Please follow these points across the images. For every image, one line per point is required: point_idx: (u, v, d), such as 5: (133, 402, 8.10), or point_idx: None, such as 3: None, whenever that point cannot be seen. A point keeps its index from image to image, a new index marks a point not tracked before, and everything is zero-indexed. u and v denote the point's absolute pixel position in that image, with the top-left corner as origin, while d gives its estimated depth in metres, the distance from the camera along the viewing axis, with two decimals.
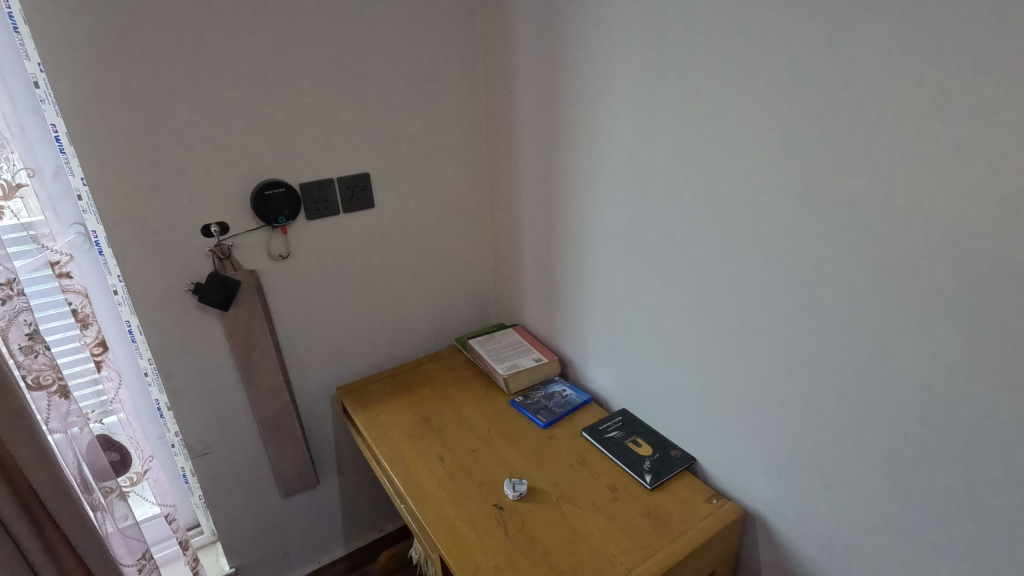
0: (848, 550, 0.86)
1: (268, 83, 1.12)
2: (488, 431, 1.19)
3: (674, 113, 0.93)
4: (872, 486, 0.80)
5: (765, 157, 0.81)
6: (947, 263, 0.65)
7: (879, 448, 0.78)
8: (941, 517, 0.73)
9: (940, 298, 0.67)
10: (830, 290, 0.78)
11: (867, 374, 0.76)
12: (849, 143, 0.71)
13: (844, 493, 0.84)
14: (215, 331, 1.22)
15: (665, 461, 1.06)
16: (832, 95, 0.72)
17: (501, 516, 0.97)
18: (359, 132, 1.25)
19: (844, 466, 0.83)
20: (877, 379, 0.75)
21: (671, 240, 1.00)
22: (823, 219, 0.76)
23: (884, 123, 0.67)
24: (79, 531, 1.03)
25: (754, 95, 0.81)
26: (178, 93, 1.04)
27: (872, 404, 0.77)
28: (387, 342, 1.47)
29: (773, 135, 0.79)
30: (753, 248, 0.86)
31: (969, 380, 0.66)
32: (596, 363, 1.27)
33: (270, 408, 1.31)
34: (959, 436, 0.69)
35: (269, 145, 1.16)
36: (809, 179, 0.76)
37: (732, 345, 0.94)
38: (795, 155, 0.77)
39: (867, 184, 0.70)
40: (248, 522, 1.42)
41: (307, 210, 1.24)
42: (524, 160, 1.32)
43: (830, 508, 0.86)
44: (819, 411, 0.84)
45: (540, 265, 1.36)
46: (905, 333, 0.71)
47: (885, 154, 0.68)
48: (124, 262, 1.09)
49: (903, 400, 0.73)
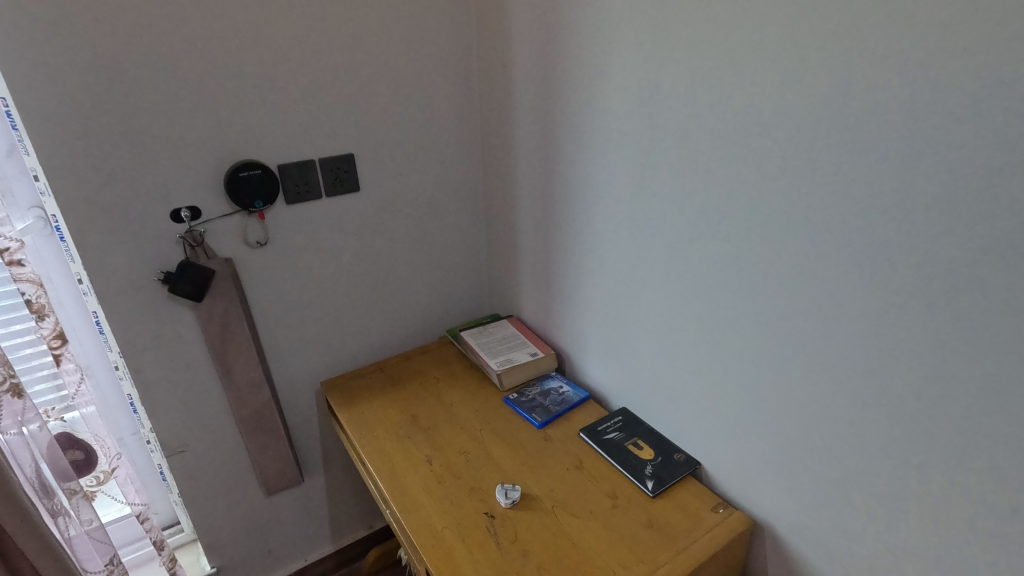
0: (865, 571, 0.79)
1: (238, 55, 1.02)
2: (479, 431, 1.12)
3: (680, 90, 0.84)
4: (893, 506, 0.73)
5: (781, 140, 0.72)
6: (994, 262, 0.57)
7: (901, 465, 0.70)
8: (971, 544, 0.66)
9: (984, 302, 0.59)
10: (852, 289, 0.70)
11: (889, 384, 0.69)
12: (879, 127, 0.62)
13: (862, 510, 0.77)
14: (188, 323, 1.14)
15: (667, 466, 0.99)
16: (861, 70, 0.63)
17: (491, 526, 0.91)
18: (342, 110, 1.16)
19: (862, 482, 0.76)
20: (901, 390, 0.68)
21: (677, 230, 0.91)
22: (846, 210, 0.68)
23: (923, 103, 0.58)
24: (34, 542, 0.93)
25: (772, 70, 0.71)
26: (136, 65, 0.95)
27: (894, 417, 0.69)
28: (374, 334, 1.39)
29: (791, 115, 0.70)
30: (765, 241, 0.78)
31: (1013, 396, 0.59)
32: (594, 359, 1.19)
33: (249, 404, 1.24)
34: (997, 458, 0.61)
35: (242, 122, 1.07)
36: (831, 166, 0.68)
37: (740, 346, 0.87)
38: (816, 138, 0.69)
39: (898, 172, 0.62)
40: (230, 521, 1.37)
41: (286, 193, 1.16)
42: (520, 142, 1.23)
43: (845, 525, 0.79)
44: (834, 421, 0.77)
45: (537, 253, 1.28)
46: (938, 341, 0.63)
47: (923, 138, 0.59)
48: (84, 249, 1.00)
49: (933, 416, 0.65)
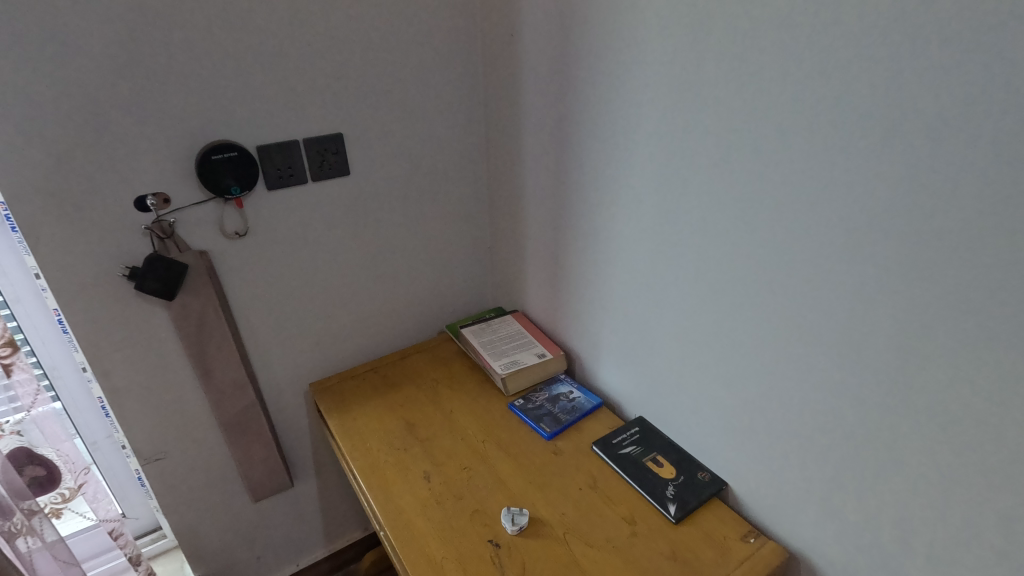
0: None
1: (209, 20, 0.89)
2: (482, 443, 1.02)
3: (723, 63, 0.72)
4: (963, 553, 0.63)
5: (850, 123, 0.61)
6: None
7: (980, 508, 0.60)
8: None
9: None
10: (931, 304, 0.59)
11: (972, 416, 0.58)
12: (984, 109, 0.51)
13: (922, 554, 0.67)
14: (160, 322, 1.03)
15: (691, 487, 0.90)
16: (970, 34, 0.50)
17: (496, 557, 0.81)
18: (329, 84, 1.03)
19: (925, 521, 0.66)
20: (985, 422, 0.57)
21: (710, 226, 0.80)
22: (931, 208, 0.56)
23: None
24: None
25: (843, 38, 0.59)
26: (89, 27, 0.82)
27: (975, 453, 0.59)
28: (367, 330, 1.29)
29: (866, 93, 0.59)
30: (821, 244, 0.67)
31: None
32: (609, 363, 1.09)
33: (231, 408, 1.14)
34: None
35: (216, 97, 0.94)
36: (914, 155, 0.56)
37: (782, 360, 0.76)
38: (896, 122, 0.57)
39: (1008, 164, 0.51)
40: (214, 528, 1.28)
41: (267, 177, 1.04)
42: (529, 121, 1.10)
43: (899, 567, 0.70)
44: (893, 452, 0.66)
45: (546, 245, 1.17)
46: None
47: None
48: (36, 243, 0.88)
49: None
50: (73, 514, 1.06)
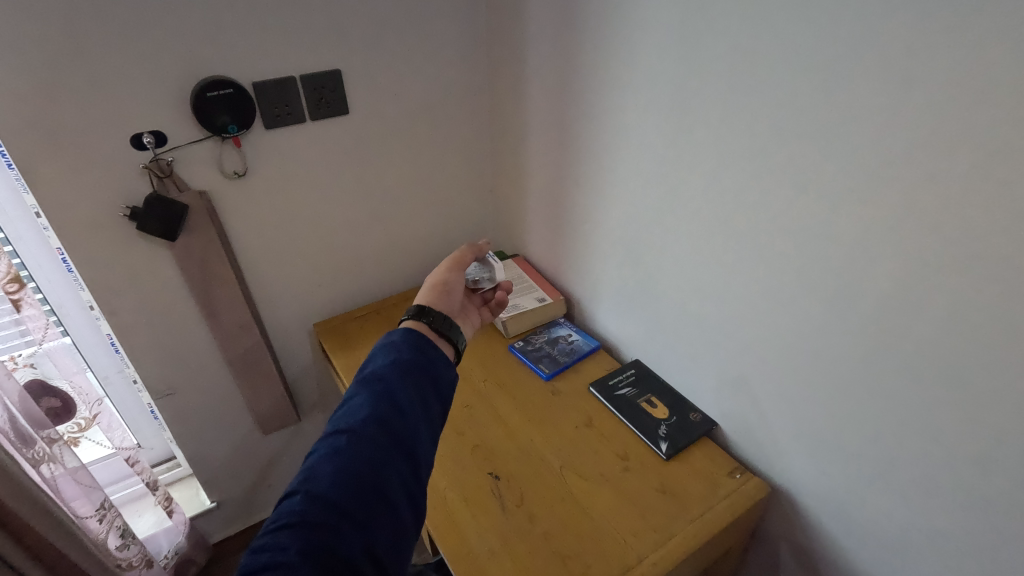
0: (866, 550, 0.76)
1: None
2: (483, 382, 1.05)
3: (733, 10, 0.68)
4: (918, 498, 0.67)
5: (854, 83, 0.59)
6: None
7: (931, 459, 0.64)
8: (991, 551, 0.61)
9: None
10: (941, 264, 0.57)
11: (971, 378, 0.58)
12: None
13: (880, 493, 0.72)
14: (164, 262, 1.04)
15: (683, 427, 0.94)
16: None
17: (494, 487, 0.86)
18: (326, 24, 0.99)
19: (914, 478, 0.67)
20: (986, 386, 0.57)
21: (709, 176, 0.79)
22: (953, 164, 0.53)
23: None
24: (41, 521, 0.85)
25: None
26: None
27: (975, 414, 0.58)
28: (369, 272, 1.30)
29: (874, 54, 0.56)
30: (827, 197, 0.65)
31: None
32: (607, 308, 1.11)
33: (239, 347, 1.17)
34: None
35: (210, 37, 0.90)
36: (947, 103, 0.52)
37: (775, 313, 0.77)
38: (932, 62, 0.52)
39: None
40: (227, 459, 1.34)
41: (265, 115, 1.00)
42: (532, 62, 1.06)
43: (862, 503, 0.75)
44: (862, 398, 0.69)
45: (547, 191, 1.16)
46: (997, 342, 0.54)
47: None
48: (35, 184, 0.87)
49: (975, 417, 0.58)
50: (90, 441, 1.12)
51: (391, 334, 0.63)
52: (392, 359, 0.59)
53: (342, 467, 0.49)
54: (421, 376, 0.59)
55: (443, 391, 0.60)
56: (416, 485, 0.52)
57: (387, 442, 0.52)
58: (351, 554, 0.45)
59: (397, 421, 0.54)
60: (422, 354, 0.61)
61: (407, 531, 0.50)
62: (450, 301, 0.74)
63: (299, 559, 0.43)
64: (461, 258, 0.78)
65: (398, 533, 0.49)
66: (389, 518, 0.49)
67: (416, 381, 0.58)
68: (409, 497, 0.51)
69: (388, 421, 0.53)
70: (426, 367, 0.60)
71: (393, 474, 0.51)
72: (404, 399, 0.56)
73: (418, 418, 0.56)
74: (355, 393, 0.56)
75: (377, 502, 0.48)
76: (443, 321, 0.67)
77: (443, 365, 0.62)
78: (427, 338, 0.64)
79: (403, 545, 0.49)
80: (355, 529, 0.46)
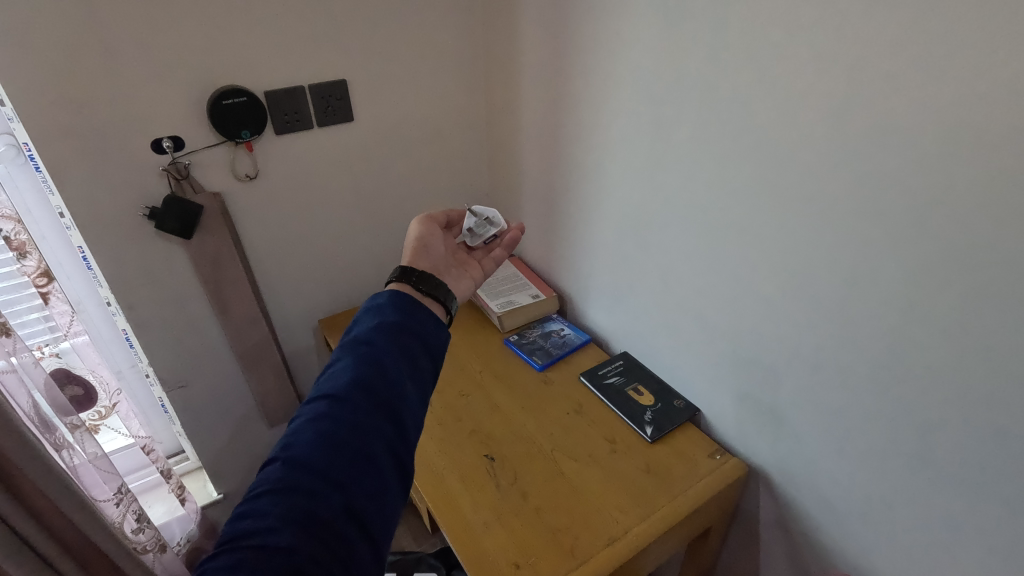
0: (835, 521, 0.83)
1: None
2: (480, 372, 1.12)
3: (705, 27, 0.75)
4: (879, 468, 0.74)
5: (811, 92, 0.66)
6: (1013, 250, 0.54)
7: (890, 430, 0.71)
8: (943, 511, 0.68)
9: (985, 290, 0.57)
10: (889, 253, 0.64)
11: (919, 355, 0.64)
12: (955, 62, 0.53)
13: (846, 466, 0.78)
14: (179, 260, 1.10)
15: (667, 412, 1.00)
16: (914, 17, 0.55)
17: (490, 468, 0.92)
18: (334, 38, 1.06)
19: (878, 448, 0.73)
20: (932, 361, 0.63)
21: (688, 178, 0.86)
22: (898, 163, 0.60)
23: (962, 72, 0.53)
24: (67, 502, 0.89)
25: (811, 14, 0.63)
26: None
27: (924, 387, 0.65)
28: (371, 271, 1.37)
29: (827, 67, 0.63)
30: (792, 194, 0.72)
31: (1001, 380, 0.58)
32: (597, 303, 1.18)
33: (248, 342, 1.23)
34: (974, 437, 0.62)
35: (226, 50, 0.97)
36: (891, 111, 0.59)
37: (749, 302, 0.83)
38: (877, 75, 0.59)
39: (979, 119, 0.53)
40: (235, 451, 1.40)
41: (275, 122, 1.07)
42: (525, 72, 1.13)
43: (830, 477, 0.81)
44: (828, 378, 0.76)
45: (540, 194, 1.22)
46: (940, 320, 0.61)
47: (1017, 78, 0.49)
48: (62, 186, 0.94)
49: (925, 389, 0.65)
50: (110, 430, 1.19)
51: (375, 298, 0.65)
52: (375, 323, 0.61)
53: (321, 432, 0.51)
54: (406, 338, 0.60)
55: (431, 348, 0.62)
56: (399, 445, 0.54)
57: (367, 405, 0.54)
58: (330, 515, 0.47)
59: (378, 385, 0.55)
60: (408, 316, 0.62)
61: (392, 491, 0.52)
62: (429, 258, 0.76)
63: (278, 524, 0.45)
64: (434, 216, 0.80)
65: (382, 493, 0.51)
66: (371, 477, 0.50)
67: (399, 345, 0.59)
68: (391, 452, 0.53)
69: (369, 384, 0.55)
70: (410, 330, 0.61)
71: (374, 435, 0.52)
72: (385, 361, 0.57)
73: (401, 381, 0.57)
74: (339, 358, 0.58)
75: (357, 463, 0.50)
76: (429, 282, 0.69)
77: (429, 326, 0.64)
78: (412, 299, 0.65)
79: (388, 503, 0.51)
80: (335, 493, 0.48)
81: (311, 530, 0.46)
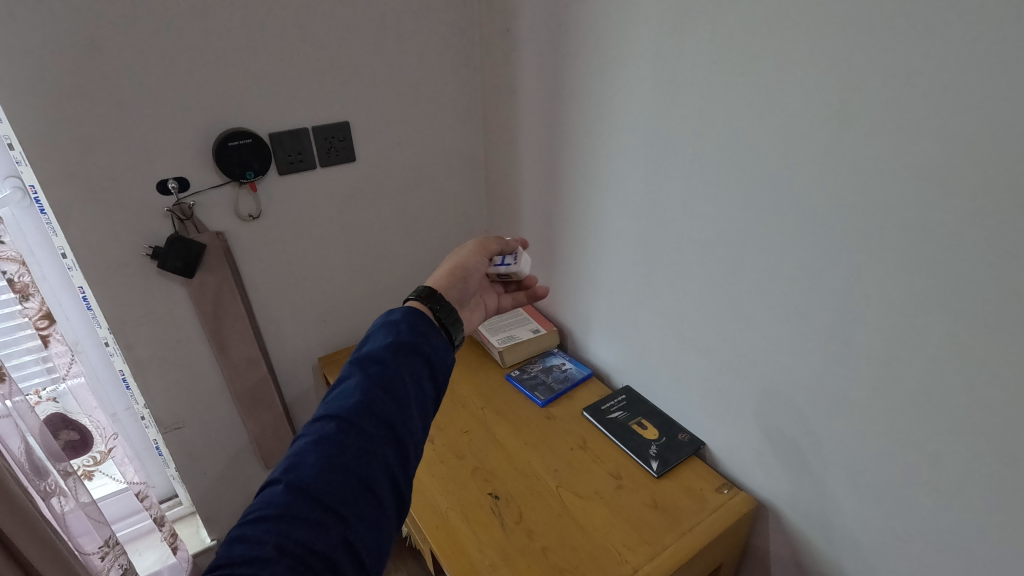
0: (845, 555, 0.81)
1: (226, 30, 0.96)
2: (482, 410, 1.10)
3: (699, 70, 0.79)
4: (886, 499, 0.73)
5: (801, 130, 0.69)
6: (1000, 280, 0.56)
7: (894, 460, 0.71)
8: (950, 542, 0.68)
9: (976, 318, 0.59)
10: (886, 282, 0.65)
11: (920, 382, 0.65)
12: (935, 104, 0.56)
13: (852, 498, 0.77)
14: (180, 299, 1.10)
15: (672, 447, 0.99)
16: (892, 63, 0.59)
17: (494, 506, 0.90)
18: (339, 84, 1.10)
19: (888, 477, 0.72)
20: (932, 389, 0.64)
21: (687, 213, 0.88)
22: (887, 197, 0.62)
23: (940, 112, 0.56)
24: (45, 562, 0.85)
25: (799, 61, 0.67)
26: (119, 40, 0.88)
27: (926, 415, 0.66)
28: (371, 308, 1.37)
29: (817, 107, 0.67)
30: (790, 224, 0.74)
31: (998, 407, 0.59)
32: (599, 339, 1.18)
33: (246, 382, 1.21)
34: (976, 466, 0.63)
35: (235, 96, 1.01)
36: (882, 142, 0.61)
37: (751, 333, 0.84)
38: (867, 109, 0.62)
39: (963, 153, 0.56)
40: (229, 494, 1.36)
41: (280, 162, 1.10)
42: (523, 112, 1.17)
43: (838, 510, 0.80)
44: (830, 408, 0.76)
45: (540, 231, 1.24)
46: (940, 347, 0.63)
47: (992, 119, 0.53)
48: (67, 226, 0.95)
49: (927, 418, 0.66)
50: (103, 475, 1.18)
51: (391, 313, 0.64)
52: (388, 341, 0.60)
53: (330, 458, 0.50)
54: (415, 360, 0.60)
55: (438, 371, 0.62)
56: (401, 472, 0.54)
57: (375, 430, 0.53)
58: (328, 550, 0.46)
59: (387, 406, 0.55)
60: (422, 338, 0.62)
61: (387, 523, 0.52)
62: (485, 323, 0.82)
63: (275, 554, 0.45)
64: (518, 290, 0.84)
65: (379, 527, 0.50)
66: (372, 510, 0.50)
67: (409, 368, 0.59)
68: (393, 484, 0.53)
69: (378, 410, 0.54)
70: (421, 352, 0.61)
71: (381, 469, 0.52)
72: (397, 385, 0.57)
73: (409, 407, 0.56)
74: (349, 375, 0.57)
75: (362, 497, 0.50)
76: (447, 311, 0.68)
77: (438, 346, 0.63)
78: (428, 319, 0.64)
79: (384, 536, 0.51)
80: (336, 528, 0.48)
81: (307, 563, 0.45)
